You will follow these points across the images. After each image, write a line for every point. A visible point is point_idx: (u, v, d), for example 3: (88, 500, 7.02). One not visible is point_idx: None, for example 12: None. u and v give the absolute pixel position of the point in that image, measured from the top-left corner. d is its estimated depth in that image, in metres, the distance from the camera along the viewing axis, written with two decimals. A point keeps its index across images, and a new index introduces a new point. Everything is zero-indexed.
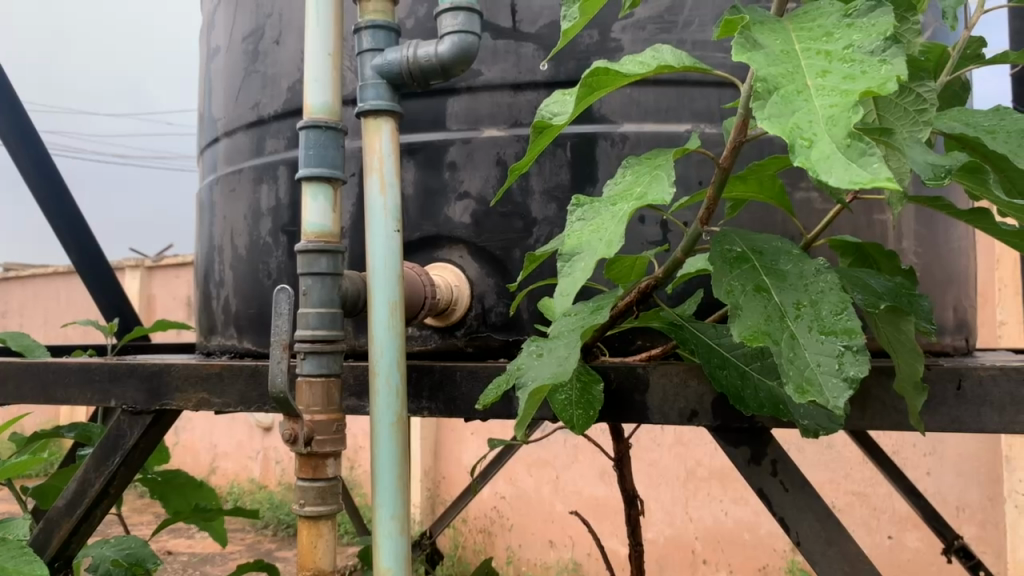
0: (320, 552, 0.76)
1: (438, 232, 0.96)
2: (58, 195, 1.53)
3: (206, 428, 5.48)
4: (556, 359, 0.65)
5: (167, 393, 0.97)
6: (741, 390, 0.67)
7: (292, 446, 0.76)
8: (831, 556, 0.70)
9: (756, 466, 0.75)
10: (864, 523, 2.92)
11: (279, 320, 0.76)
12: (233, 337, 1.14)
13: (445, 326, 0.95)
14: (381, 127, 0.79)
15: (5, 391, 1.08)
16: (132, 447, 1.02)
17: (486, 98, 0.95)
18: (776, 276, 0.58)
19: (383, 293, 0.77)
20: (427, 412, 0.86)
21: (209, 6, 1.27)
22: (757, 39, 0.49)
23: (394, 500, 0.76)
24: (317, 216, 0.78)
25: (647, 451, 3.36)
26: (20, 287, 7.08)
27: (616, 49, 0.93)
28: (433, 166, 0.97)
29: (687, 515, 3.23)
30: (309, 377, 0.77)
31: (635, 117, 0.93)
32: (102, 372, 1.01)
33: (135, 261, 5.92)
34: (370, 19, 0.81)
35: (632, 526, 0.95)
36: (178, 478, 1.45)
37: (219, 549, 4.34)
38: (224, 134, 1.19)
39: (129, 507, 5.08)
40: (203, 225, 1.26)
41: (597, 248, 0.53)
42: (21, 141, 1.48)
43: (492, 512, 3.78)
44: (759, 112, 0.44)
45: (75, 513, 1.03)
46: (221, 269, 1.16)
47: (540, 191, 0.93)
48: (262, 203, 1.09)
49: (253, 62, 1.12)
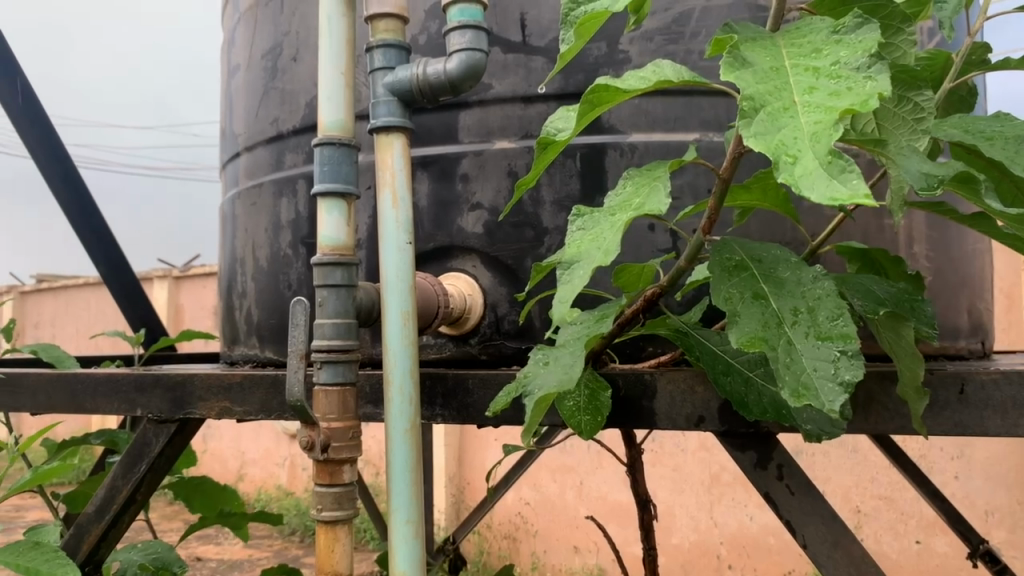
0: (337, 556, 0.78)
1: (452, 242, 0.98)
2: (87, 211, 1.58)
3: (233, 436, 5.55)
4: (561, 367, 0.67)
5: (191, 402, 1.00)
6: (745, 395, 0.69)
7: (309, 453, 0.79)
8: (837, 558, 0.72)
9: (762, 470, 0.76)
10: (890, 528, 2.90)
11: (295, 330, 0.78)
12: (256, 346, 1.17)
13: (459, 335, 0.97)
14: (393, 144, 0.81)
15: (38, 402, 1.12)
16: (157, 455, 1.05)
17: (497, 111, 0.98)
18: (774, 283, 0.60)
19: (395, 304, 0.79)
20: (440, 419, 0.88)
21: (229, 24, 1.30)
22: (745, 56, 0.50)
23: (409, 505, 0.78)
24: (332, 229, 0.80)
25: (671, 455, 3.36)
26: (52, 298, 7.22)
27: (624, 61, 0.95)
28: (446, 178, 0.99)
29: (711, 520, 3.23)
30: (325, 386, 0.79)
31: (644, 127, 0.95)
32: (128, 383, 1.04)
33: (164, 271, 6.03)
34: (381, 39, 0.83)
35: (646, 529, 0.97)
36: (203, 484, 1.48)
37: (247, 556, 4.38)
38: (245, 149, 1.23)
39: (159, 514, 5.15)
40: (226, 237, 1.29)
41: (594, 258, 0.55)
42: (52, 159, 1.52)
43: (516, 518, 3.80)
44: (745, 130, 0.46)
45: (104, 519, 1.06)
46: (244, 280, 1.19)
47: (551, 202, 0.95)
48: (282, 217, 1.12)
49: (272, 79, 1.15)
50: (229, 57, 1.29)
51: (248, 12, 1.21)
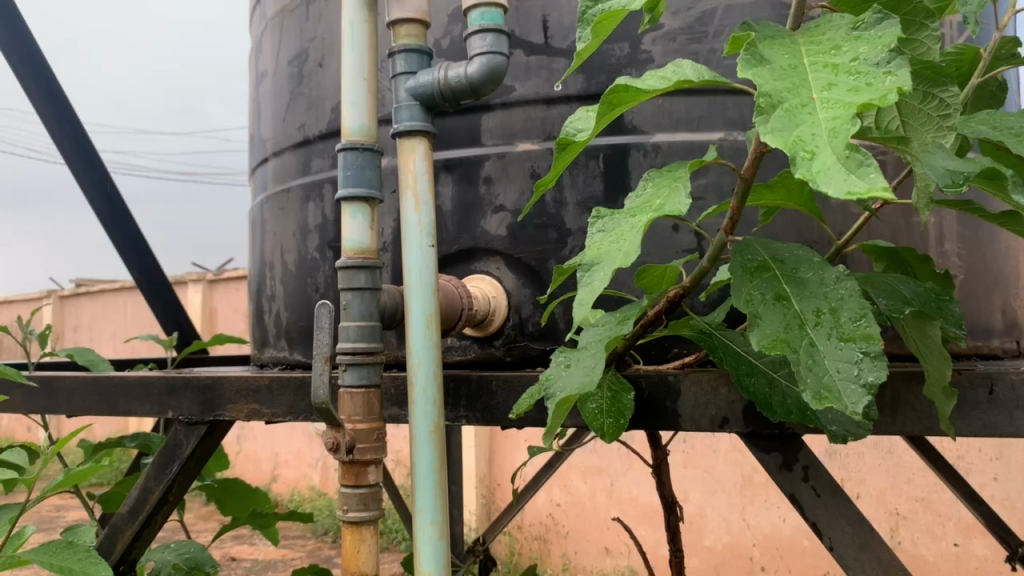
0: (363, 556, 0.79)
1: (476, 245, 0.99)
2: (118, 215, 1.61)
3: (266, 437, 5.61)
4: (582, 369, 0.67)
5: (221, 405, 1.01)
6: (769, 397, 0.68)
7: (335, 454, 0.80)
8: (864, 561, 0.71)
9: (788, 472, 0.76)
10: (928, 530, 2.85)
11: (320, 333, 0.79)
12: (284, 349, 1.18)
13: (484, 337, 0.97)
14: (415, 147, 0.82)
15: (73, 405, 1.15)
16: (188, 456, 1.06)
17: (521, 113, 0.98)
18: (796, 284, 0.59)
19: (419, 307, 0.79)
20: (464, 420, 0.88)
21: (257, 30, 1.32)
22: (763, 54, 0.50)
23: (434, 507, 0.78)
24: (356, 233, 0.81)
25: (702, 457, 3.34)
26: (89, 302, 7.37)
27: (647, 61, 0.94)
28: (470, 181, 0.99)
29: (743, 522, 3.20)
30: (350, 388, 0.80)
31: (667, 126, 0.94)
32: (159, 386, 1.06)
33: (197, 276, 6.14)
34: (403, 43, 0.84)
35: (672, 532, 0.96)
36: (235, 486, 1.50)
37: (280, 556, 4.43)
38: (273, 154, 1.24)
39: (194, 514, 5.23)
40: (255, 240, 1.31)
41: (614, 260, 0.55)
42: (86, 165, 1.55)
43: (547, 519, 3.79)
44: (763, 126, 0.45)
45: (136, 520, 1.08)
46: (273, 283, 1.21)
47: (574, 203, 0.95)
48: (309, 221, 1.13)
49: (299, 84, 1.17)
50: (257, 63, 1.31)
51: (275, 18, 1.23)
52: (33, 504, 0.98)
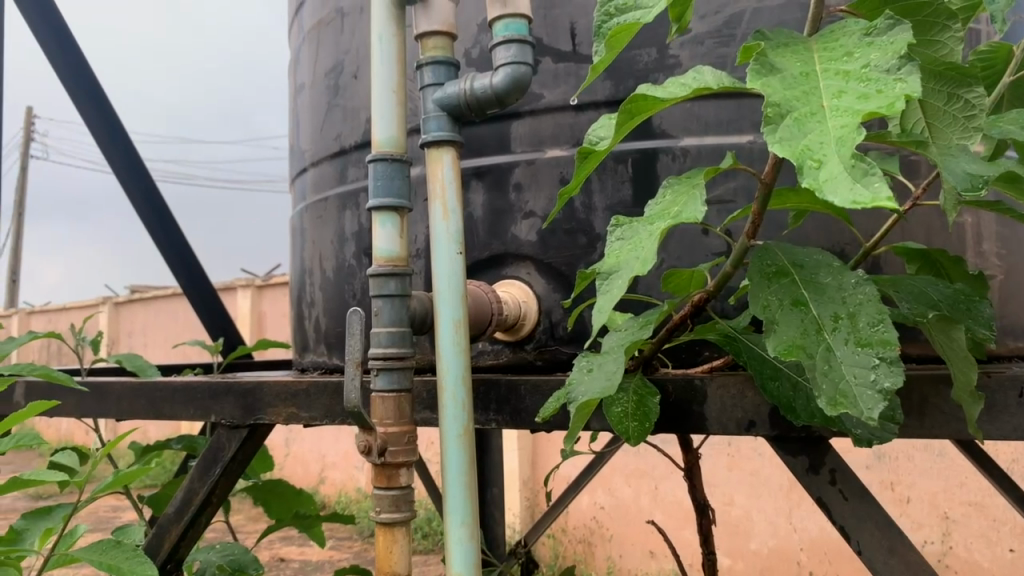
0: (396, 556, 0.81)
1: (507, 250, 1.00)
2: (164, 223, 1.66)
3: (315, 440, 5.71)
4: (604, 373, 0.68)
5: (261, 408, 1.04)
6: (793, 400, 0.68)
7: (368, 457, 0.82)
8: (893, 564, 0.70)
9: (815, 475, 0.76)
10: (982, 536, 2.78)
11: (352, 339, 0.82)
12: (324, 354, 1.21)
13: (515, 341, 0.99)
14: (443, 157, 0.84)
15: (123, 410, 1.19)
16: (231, 459, 1.10)
17: (550, 120, 0.99)
18: (815, 289, 0.59)
19: (447, 313, 0.81)
20: (495, 423, 0.90)
21: (295, 43, 1.35)
22: (774, 62, 0.51)
23: (464, 509, 0.80)
24: (385, 241, 0.83)
25: (748, 459, 3.31)
26: (143, 308, 7.57)
27: (675, 65, 0.95)
28: (500, 188, 1.01)
29: (791, 525, 3.16)
30: (382, 392, 0.82)
31: (696, 131, 0.95)
32: (203, 390, 1.10)
33: (246, 281, 6.29)
34: (431, 56, 0.86)
35: (704, 534, 0.96)
36: (280, 488, 1.53)
37: (329, 557, 4.50)
38: (311, 164, 1.27)
39: (245, 516, 5.35)
40: (296, 248, 1.34)
41: (632, 268, 0.56)
42: (131, 173, 1.61)
43: (591, 522, 3.79)
44: (772, 135, 0.46)
45: (182, 520, 1.12)
46: (312, 289, 1.24)
47: (603, 208, 0.96)
48: (346, 229, 1.16)
49: (335, 96, 1.20)
50: (295, 75, 1.34)
51: (312, 31, 1.26)
52: (83, 504, 1.02)
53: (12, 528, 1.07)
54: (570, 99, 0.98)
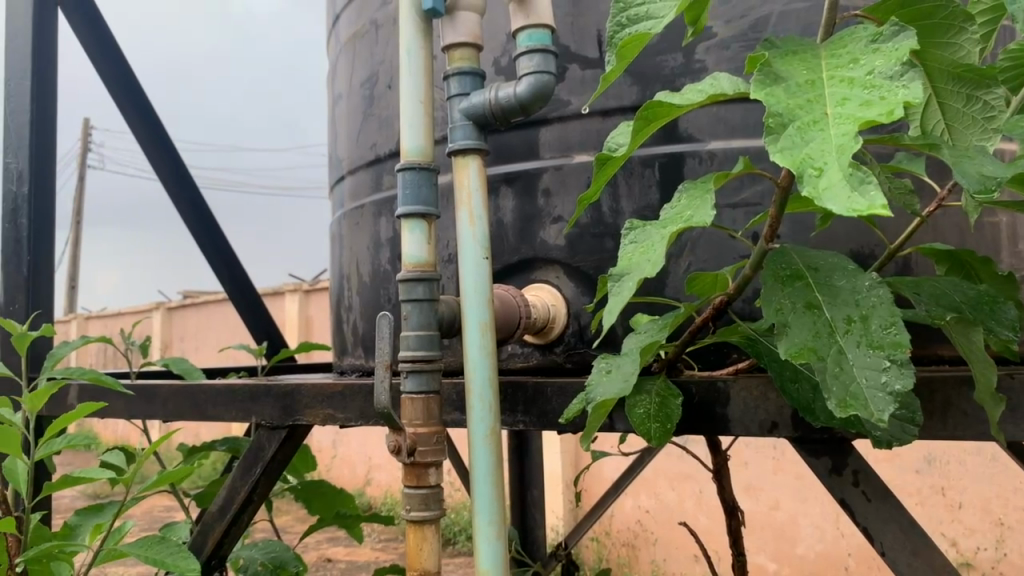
0: (426, 554, 0.83)
1: (536, 254, 1.02)
2: (209, 229, 1.73)
3: (362, 441, 5.79)
4: (622, 376, 0.69)
5: (299, 410, 1.08)
6: (812, 402, 0.69)
7: (398, 456, 0.85)
8: (916, 566, 0.70)
9: (837, 476, 0.76)
10: None
11: (382, 342, 0.84)
12: (361, 357, 1.24)
13: (545, 343, 1.01)
14: (469, 165, 0.86)
15: (169, 410, 1.24)
16: (270, 459, 1.13)
17: (577, 126, 1.01)
18: (829, 292, 0.60)
19: (474, 317, 0.83)
20: (522, 425, 0.92)
21: (333, 55, 1.39)
22: (779, 72, 0.52)
23: (491, 509, 0.82)
24: (414, 248, 0.86)
25: (793, 463, 3.27)
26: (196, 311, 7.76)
27: (701, 70, 0.96)
28: (529, 193, 1.03)
29: (838, 530, 3.11)
30: (411, 394, 0.84)
31: (722, 134, 0.95)
32: (244, 392, 1.14)
33: (294, 286, 6.40)
34: (457, 67, 0.88)
35: (735, 535, 0.97)
36: (323, 488, 1.57)
37: (375, 558, 4.57)
38: (349, 172, 1.31)
39: (294, 517, 5.45)
40: (334, 254, 1.38)
41: (642, 271, 0.58)
42: (178, 181, 1.68)
43: (635, 525, 3.78)
44: (773, 145, 0.47)
45: (225, 517, 1.16)
46: (350, 294, 1.27)
47: (631, 212, 0.97)
48: (381, 235, 1.19)
49: (370, 105, 1.23)
50: (333, 86, 1.38)
51: (348, 43, 1.30)
52: (130, 502, 1.07)
53: (67, 524, 1.12)
54: (582, 108, 1.00)
